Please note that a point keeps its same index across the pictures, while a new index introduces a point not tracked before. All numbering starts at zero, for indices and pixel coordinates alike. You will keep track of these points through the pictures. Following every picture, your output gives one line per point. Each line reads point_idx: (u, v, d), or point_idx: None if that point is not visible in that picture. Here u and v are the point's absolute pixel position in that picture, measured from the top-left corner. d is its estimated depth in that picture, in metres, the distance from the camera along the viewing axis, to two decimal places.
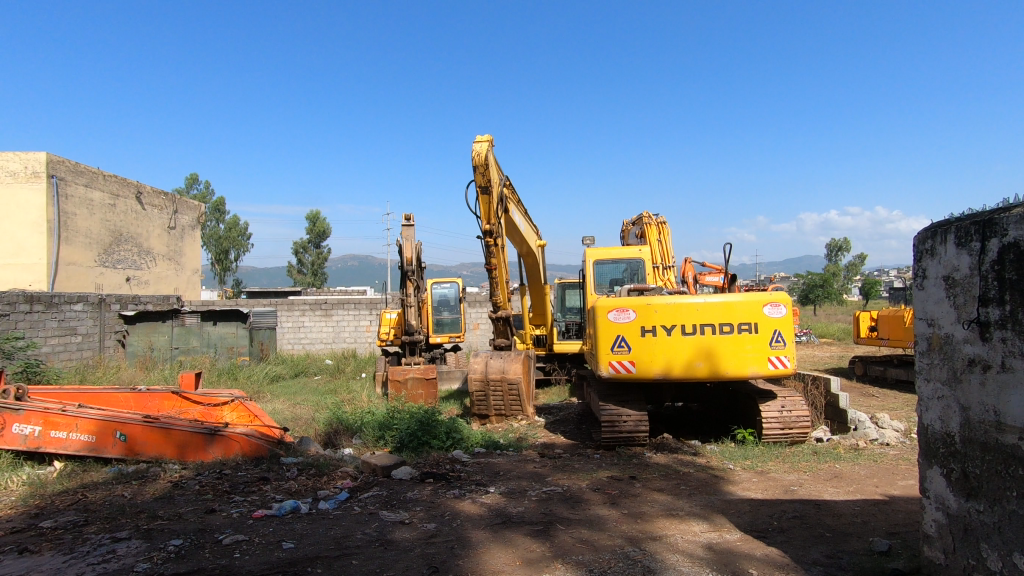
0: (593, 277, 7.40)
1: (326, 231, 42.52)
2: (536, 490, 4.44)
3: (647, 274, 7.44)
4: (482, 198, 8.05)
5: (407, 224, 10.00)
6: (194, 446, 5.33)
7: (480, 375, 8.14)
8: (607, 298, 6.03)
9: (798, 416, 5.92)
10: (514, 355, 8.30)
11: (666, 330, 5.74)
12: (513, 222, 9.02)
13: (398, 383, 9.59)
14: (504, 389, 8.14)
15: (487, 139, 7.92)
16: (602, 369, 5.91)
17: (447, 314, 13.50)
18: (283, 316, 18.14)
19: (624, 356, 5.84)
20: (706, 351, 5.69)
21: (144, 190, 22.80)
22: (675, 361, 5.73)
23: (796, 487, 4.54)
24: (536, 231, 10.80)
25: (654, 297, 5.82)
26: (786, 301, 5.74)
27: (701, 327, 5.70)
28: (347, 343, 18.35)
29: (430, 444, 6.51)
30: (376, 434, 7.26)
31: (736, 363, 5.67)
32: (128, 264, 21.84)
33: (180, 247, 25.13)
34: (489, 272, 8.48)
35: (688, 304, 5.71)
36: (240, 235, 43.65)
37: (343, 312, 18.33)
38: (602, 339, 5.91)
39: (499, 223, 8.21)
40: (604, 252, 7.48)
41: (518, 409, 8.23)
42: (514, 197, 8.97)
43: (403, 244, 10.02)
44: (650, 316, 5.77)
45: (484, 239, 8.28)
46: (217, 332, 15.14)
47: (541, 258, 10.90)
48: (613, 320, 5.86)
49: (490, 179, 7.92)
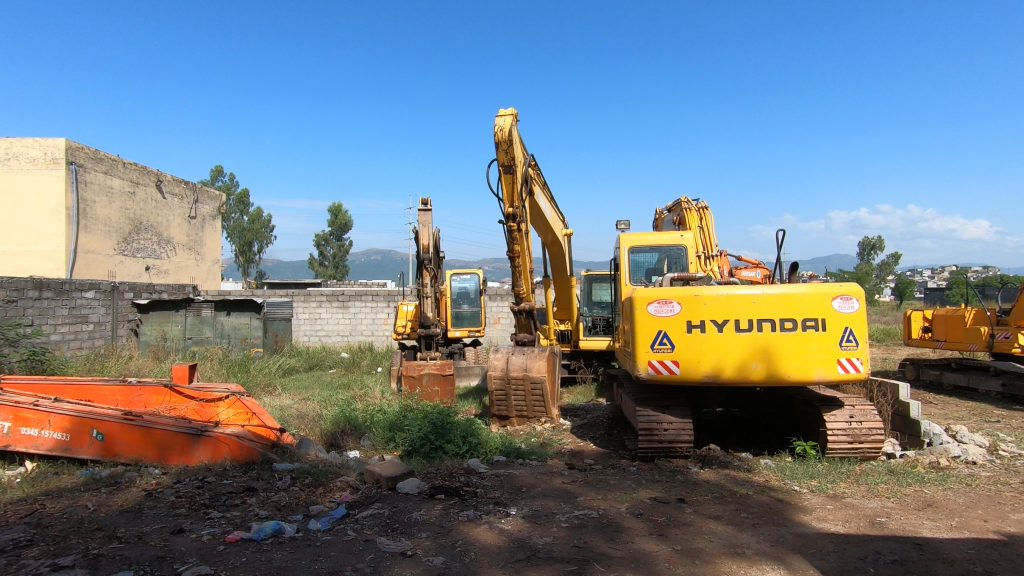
0: (628, 266, 6.62)
1: (347, 223, 42.32)
2: (565, 513, 3.71)
3: (689, 262, 6.61)
4: (504, 177, 7.31)
5: (423, 209, 9.33)
6: (179, 447, 4.73)
7: (501, 373, 7.45)
8: (646, 289, 5.27)
9: (870, 429, 5.08)
10: (538, 351, 7.57)
11: (716, 326, 4.94)
12: (538, 206, 8.26)
13: (412, 379, 8.93)
14: (526, 389, 7.44)
15: (511, 112, 7.18)
16: (640, 369, 5.16)
17: (466, 307, 12.80)
18: (300, 307, 17.72)
19: (666, 354, 5.08)
20: (764, 351, 4.86)
21: (164, 179, 22.68)
22: (727, 362, 4.92)
23: (884, 519, 3.72)
24: (562, 218, 10.05)
25: (702, 288, 5.05)
26: (858, 294, 4.91)
27: (758, 323, 4.88)
28: (364, 335, 17.85)
29: (443, 449, 5.84)
30: (387, 436, 6.66)
31: (800, 366, 4.83)
32: (148, 253, 21.71)
33: (200, 237, 24.99)
34: (512, 261, 7.73)
35: (743, 296, 4.91)
36: (263, 227, 43.76)
37: (360, 304, 17.82)
38: (641, 335, 5.15)
39: (523, 206, 7.47)
40: (641, 238, 6.69)
41: (542, 410, 7.51)
42: (540, 179, 8.22)
43: (420, 231, 9.35)
44: (698, 309, 4.99)
45: (506, 224, 7.54)
46: (230, 323, 14.67)
47: (568, 247, 10.15)
48: (654, 313, 5.11)
49: (513, 157, 7.20)
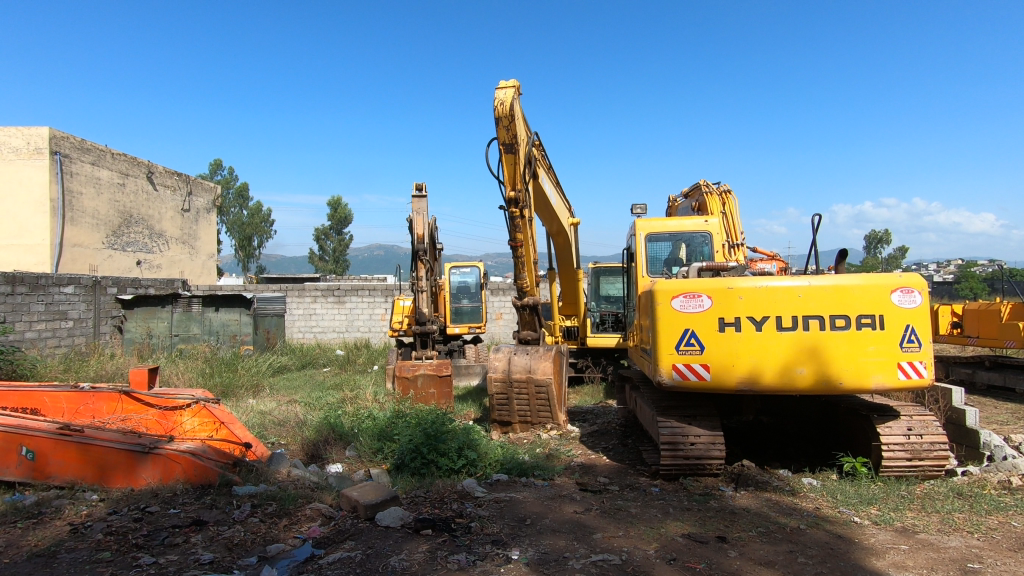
0: (645, 255, 5.87)
1: (347, 217, 41.62)
2: (579, 558, 2.98)
3: (715, 250, 5.85)
4: (505, 158, 6.57)
5: (418, 195, 8.59)
6: (123, 467, 4.05)
7: (502, 375, 6.73)
8: (668, 281, 4.55)
9: (932, 443, 4.34)
10: (543, 351, 6.85)
11: (754, 324, 4.20)
12: (542, 190, 7.53)
13: (407, 381, 8.22)
14: (530, 392, 6.73)
15: (512, 84, 6.43)
16: (663, 374, 4.43)
17: (466, 302, 12.10)
18: (294, 302, 17.04)
19: (694, 357, 4.35)
20: (812, 353, 4.12)
21: (156, 170, 21.97)
22: (767, 365, 4.17)
23: (978, 565, 2.98)
24: (568, 207, 9.33)
25: (736, 279, 4.32)
26: (921, 286, 4.16)
27: (804, 321, 4.13)
28: (360, 332, 17.15)
29: (436, 464, 5.13)
30: (374, 447, 5.96)
31: (854, 371, 4.09)
32: (139, 247, 21.04)
33: (194, 230, 24.30)
34: (514, 251, 6.98)
35: (785, 289, 4.18)
36: (262, 221, 43.12)
37: (356, 299, 17.11)
38: (664, 333, 4.42)
39: (526, 189, 6.74)
40: (659, 224, 5.92)
41: (547, 416, 6.79)
42: (544, 161, 7.49)
43: (415, 219, 8.62)
44: (732, 305, 4.26)
45: (507, 210, 6.79)
46: (218, 319, 13.93)
47: (574, 237, 9.40)
48: (679, 309, 4.39)
49: (515, 135, 6.45)
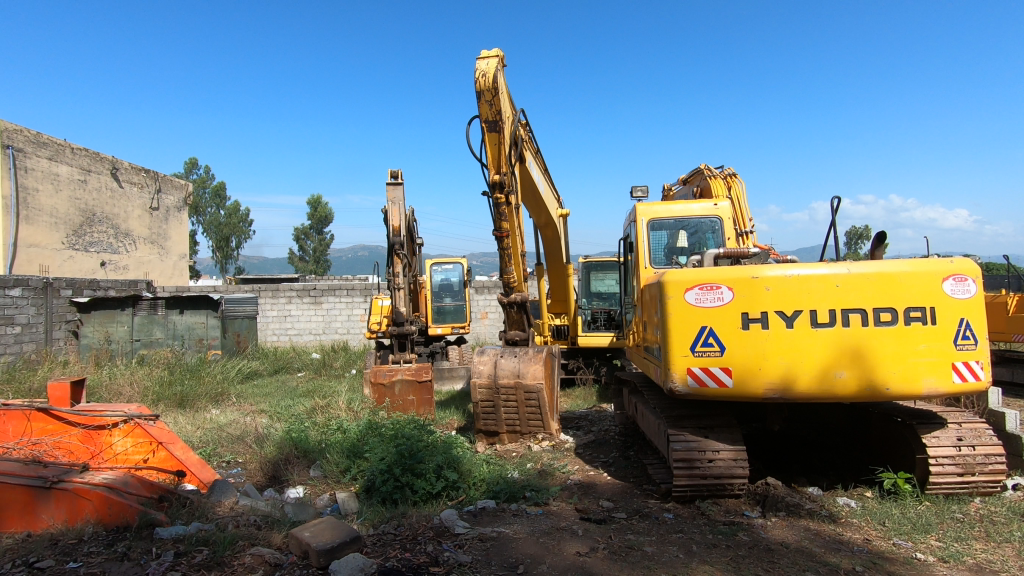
0: (647, 244, 5.18)
1: (328, 216, 40.55)
2: None
3: (729, 237, 5.15)
4: (489, 137, 5.87)
5: (393, 183, 7.86)
6: (19, 507, 3.29)
7: (487, 381, 6.02)
8: (680, 270, 3.91)
9: (987, 456, 3.73)
10: (533, 353, 6.16)
11: (785, 319, 3.55)
12: (529, 175, 6.84)
13: (382, 388, 7.48)
14: (519, 400, 6.04)
15: (495, 54, 5.73)
16: (676, 379, 3.79)
17: (449, 301, 11.37)
18: (268, 303, 16.16)
19: (713, 359, 3.70)
20: (853, 354, 3.48)
21: (121, 166, 20.84)
22: (800, 369, 3.53)
23: None
24: (557, 197, 8.65)
25: (761, 266, 3.68)
26: (976, 273, 3.53)
27: (843, 315, 3.50)
28: (338, 334, 16.31)
29: (411, 487, 4.41)
30: (343, 466, 5.23)
31: (903, 374, 3.46)
32: (103, 247, 19.95)
33: (164, 230, 23.17)
34: (499, 242, 6.26)
35: (821, 277, 3.54)
36: (240, 221, 41.81)
37: (334, 300, 16.27)
38: (677, 332, 3.78)
39: (512, 173, 6.03)
40: (663, 209, 5.23)
41: (538, 425, 6.10)
42: (530, 143, 6.81)
43: (390, 210, 7.87)
44: (758, 298, 3.61)
45: (491, 196, 6.06)
46: (184, 322, 13.02)
47: (563, 229, 8.73)
48: (694, 303, 3.75)
49: (499, 110, 5.76)
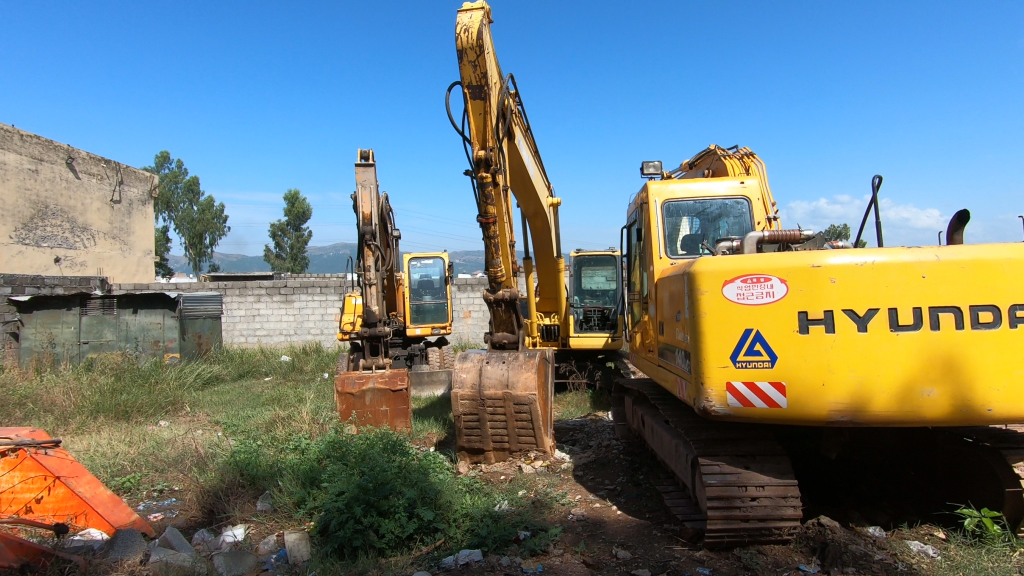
0: (663, 229, 4.33)
1: (306, 212, 39.16)
2: None
3: (760, 221, 4.32)
4: (472, 105, 4.99)
5: (364, 164, 6.96)
6: None
7: (471, 392, 5.17)
8: (717, 257, 3.10)
9: None
10: (524, 359, 5.32)
11: (855, 321, 2.76)
12: (518, 155, 5.98)
13: (351, 398, 6.57)
14: (508, 413, 5.19)
15: (479, 6, 4.85)
16: (712, 397, 2.99)
17: (429, 299, 10.48)
18: (235, 302, 15.09)
19: (761, 372, 2.90)
20: (944, 364, 2.69)
21: (78, 156, 19.47)
22: (876, 384, 2.73)
23: None
24: (547, 184, 7.80)
25: (822, 252, 2.88)
26: None
27: (931, 314, 2.70)
28: (311, 334, 15.28)
29: (376, 530, 3.55)
30: (297, 497, 4.33)
31: (1010, 391, 2.66)
32: (57, 242, 18.62)
33: (127, 224, 21.80)
34: (485, 230, 5.37)
35: (901, 265, 2.74)
36: (214, 217, 40.23)
37: (306, 298, 15.24)
38: (714, 336, 2.98)
39: (499, 148, 5.15)
40: (681, 188, 4.40)
41: (530, 443, 5.26)
42: (519, 118, 5.95)
43: (360, 194, 6.94)
44: (820, 293, 2.80)
45: (474, 175, 5.18)
46: (137, 323, 11.92)
47: (554, 219, 7.88)
48: (736, 299, 2.95)
49: (484, 73, 4.88)
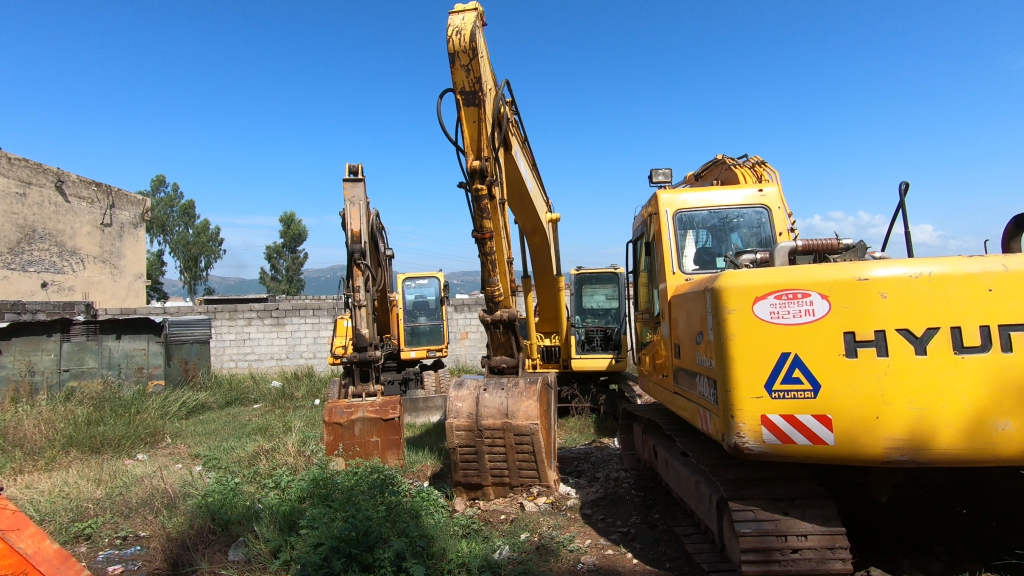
0: (676, 242, 3.96)
1: (301, 234, 38.87)
2: None
3: (781, 231, 3.95)
4: (465, 112, 4.67)
5: (353, 180, 6.62)
6: None
7: (467, 423, 4.74)
8: (744, 271, 2.72)
9: None
10: (524, 386, 4.90)
11: (912, 343, 2.36)
12: (514, 167, 5.65)
13: (339, 430, 6.10)
14: (508, 446, 4.74)
15: (472, 7, 4.56)
16: (745, 432, 2.59)
17: (424, 320, 10.07)
18: (225, 326, 14.64)
19: (803, 404, 2.50)
20: (1020, 393, 2.28)
21: (68, 179, 19.16)
22: (940, 417, 2.32)
23: None
24: (545, 199, 7.46)
25: (867, 262, 2.50)
26: None
27: (1001, 334, 2.31)
28: (304, 358, 14.80)
29: None
30: (273, 546, 3.87)
31: None
32: (44, 267, 18.19)
33: (118, 247, 21.42)
34: (481, 246, 4.99)
35: (963, 277, 2.35)
36: (209, 240, 39.89)
37: (298, 321, 14.80)
38: (746, 361, 2.59)
39: (495, 157, 4.80)
40: (694, 197, 4.05)
41: (532, 478, 4.80)
42: (516, 128, 5.63)
43: (349, 211, 6.59)
44: (869, 310, 2.42)
45: (469, 186, 4.82)
46: (121, 349, 11.46)
47: (553, 235, 7.53)
48: (770, 318, 2.57)
49: (478, 78, 4.56)
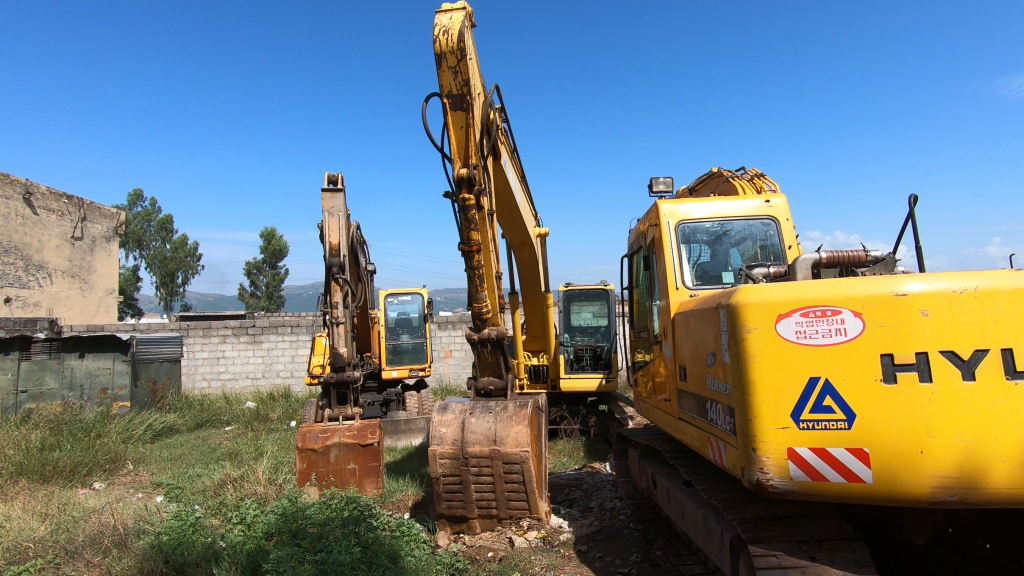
0: (678, 254, 3.69)
1: (282, 250, 38.19)
2: None
3: (789, 242, 3.72)
4: (452, 116, 4.40)
5: (332, 190, 6.29)
6: None
7: (452, 450, 4.38)
8: (763, 285, 2.45)
9: None
10: (513, 410, 4.56)
11: (958, 366, 2.10)
12: (503, 177, 5.38)
13: (313, 457, 5.66)
14: (496, 476, 4.38)
15: (460, 7, 4.31)
16: (770, 468, 2.29)
17: (406, 338, 9.68)
18: (198, 344, 14.05)
19: (835, 436, 2.21)
20: None
21: (37, 191, 18.47)
22: (994, 451, 2.04)
23: None
24: (534, 213, 7.20)
25: (902, 276, 2.24)
26: None
27: None
28: (280, 378, 14.24)
29: None
30: None
31: None
32: (8, 281, 17.41)
33: (88, 262, 20.66)
34: (468, 259, 4.68)
35: (1012, 292, 2.10)
36: (187, 255, 38.97)
37: (275, 338, 14.27)
38: (769, 387, 2.31)
39: (484, 165, 4.52)
40: (696, 207, 3.80)
41: (522, 511, 4.42)
42: (505, 137, 5.38)
43: (327, 222, 6.25)
44: (908, 329, 2.15)
45: (456, 196, 4.52)
46: (84, 368, 10.84)
47: (542, 250, 7.25)
48: (796, 338, 2.29)
49: (466, 81, 4.30)
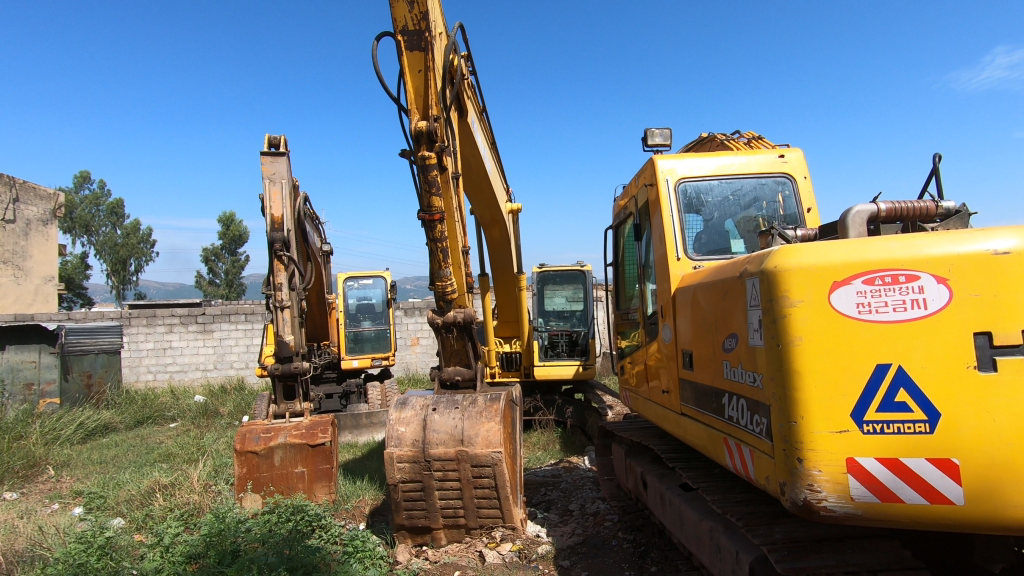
0: (680, 217, 3.10)
1: (241, 235, 36.50)
2: None
3: (806, 203, 3.19)
4: (408, 58, 3.71)
5: (274, 155, 5.51)
6: None
7: (412, 453, 3.74)
8: (809, 245, 1.87)
9: None
10: (484, 404, 3.93)
11: None
12: (470, 139, 4.70)
13: (254, 460, 4.93)
14: (464, 481, 3.75)
15: None
16: (824, 486, 1.73)
17: (368, 325, 8.93)
18: (142, 334, 12.98)
19: (913, 442, 1.66)
20: None
21: None
22: None
23: None
24: (505, 187, 6.54)
25: (996, 228, 1.69)
26: None
27: None
28: (234, 369, 13.30)
29: None
30: None
31: None
32: None
33: (23, 247, 19.09)
34: (429, 230, 4.01)
35: None
36: (139, 241, 36.87)
37: (227, 327, 13.30)
38: (821, 379, 1.74)
39: (446, 117, 3.85)
40: (699, 162, 3.22)
41: (495, 520, 3.81)
42: (472, 92, 4.71)
43: (269, 192, 5.46)
44: (1010, 298, 1.60)
45: (414, 153, 3.84)
46: (5, 361, 9.75)
47: (514, 228, 6.61)
48: (857, 314, 1.72)
49: (423, 14, 3.62)
